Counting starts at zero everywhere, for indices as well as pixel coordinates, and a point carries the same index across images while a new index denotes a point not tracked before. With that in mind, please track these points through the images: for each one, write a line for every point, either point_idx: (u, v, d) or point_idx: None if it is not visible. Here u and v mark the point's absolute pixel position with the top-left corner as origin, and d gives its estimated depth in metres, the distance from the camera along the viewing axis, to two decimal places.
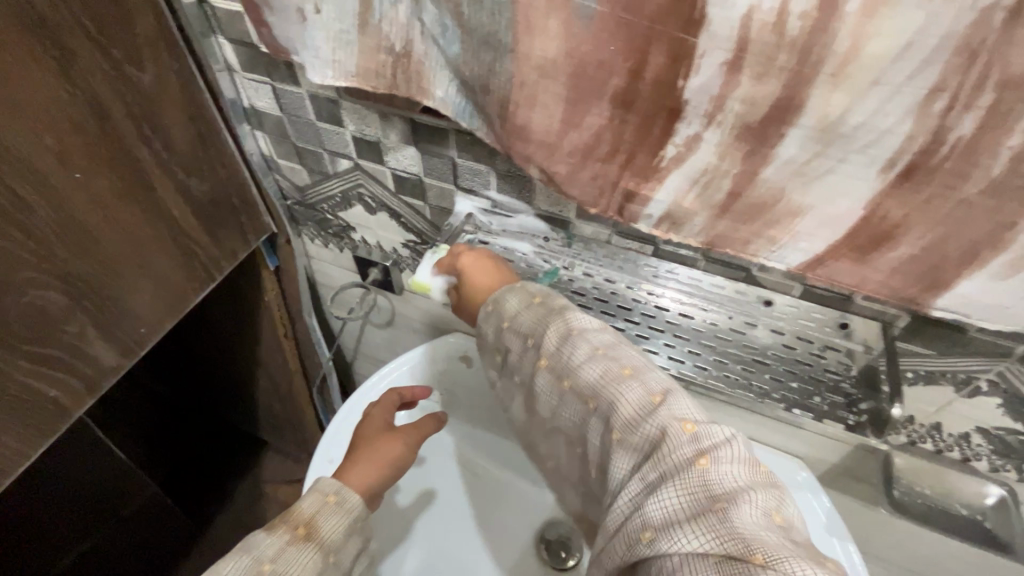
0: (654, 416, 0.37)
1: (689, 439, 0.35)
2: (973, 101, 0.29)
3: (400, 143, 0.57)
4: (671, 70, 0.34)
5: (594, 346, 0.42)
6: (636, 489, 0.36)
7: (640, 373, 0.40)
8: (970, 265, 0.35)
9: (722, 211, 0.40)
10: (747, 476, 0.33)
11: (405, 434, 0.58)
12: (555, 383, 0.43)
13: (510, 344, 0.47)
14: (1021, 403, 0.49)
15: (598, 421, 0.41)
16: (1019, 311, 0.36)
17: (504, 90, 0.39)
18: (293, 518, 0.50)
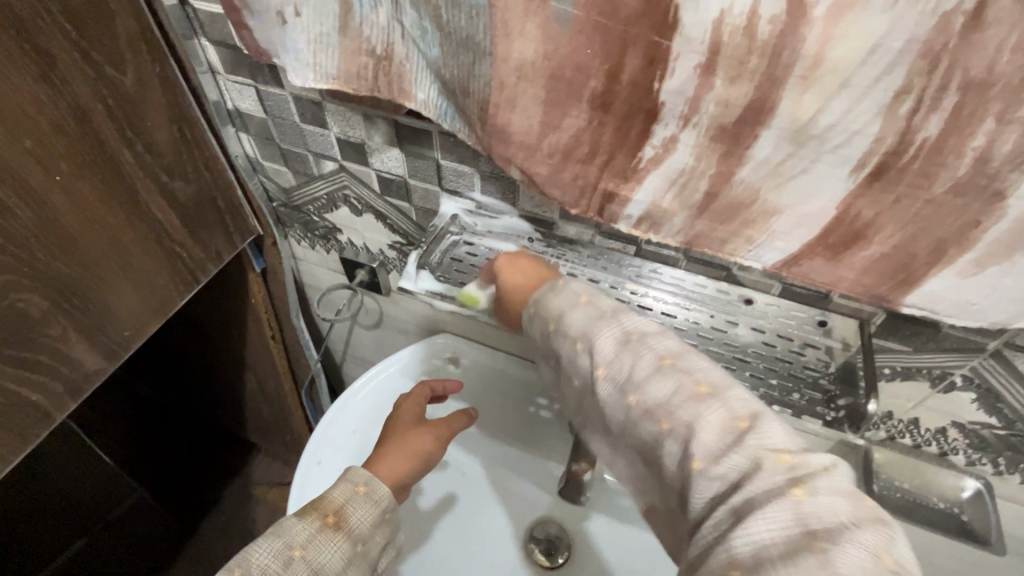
0: (739, 442, 0.32)
1: (783, 470, 0.31)
2: (938, 103, 0.30)
3: (384, 145, 0.57)
4: (647, 72, 0.35)
5: (658, 356, 0.37)
6: (717, 522, 0.31)
7: (718, 391, 0.35)
8: (938, 264, 0.36)
9: (700, 211, 0.41)
10: (848, 511, 0.29)
11: (435, 427, 0.58)
12: (617, 396, 0.37)
13: (558, 349, 0.41)
14: (995, 398, 0.50)
15: (668, 442, 0.35)
16: (987, 308, 0.37)
17: (484, 92, 0.39)
18: (322, 505, 0.47)
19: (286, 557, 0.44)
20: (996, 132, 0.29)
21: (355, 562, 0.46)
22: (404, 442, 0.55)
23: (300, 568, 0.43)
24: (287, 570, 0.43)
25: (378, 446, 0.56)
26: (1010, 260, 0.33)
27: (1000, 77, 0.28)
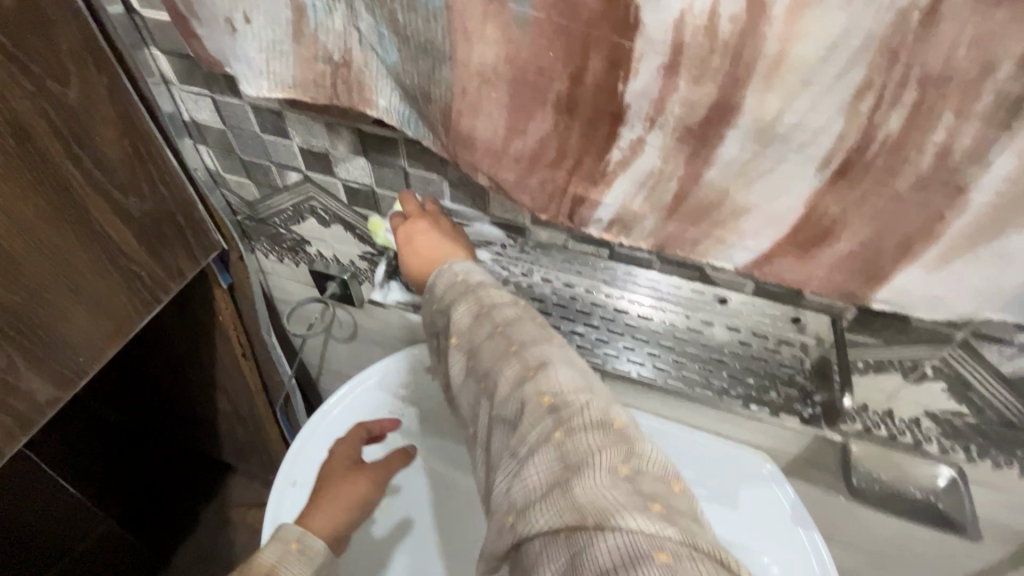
0: (525, 390, 0.38)
1: (547, 410, 0.36)
2: (898, 99, 0.30)
3: (349, 154, 0.56)
4: (611, 74, 0.34)
5: (491, 322, 0.43)
6: (508, 465, 0.37)
7: (523, 347, 0.41)
8: (904, 258, 0.36)
9: (670, 213, 0.40)
10: (602, 440, 0.34)
11: (371, 472, 0.65)
12: (461, 364, 0.44)
13: (437, 324, 0.46)
14: (964, 386, 0.50)
15: (486, 399, 0.41)
16: (955, 302, 0.37)
17: (446, 98, 0.38)
18: (254, 569, 0.54)
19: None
20: (956, 127, 0.29)
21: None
22: (336, 492, 0.62)
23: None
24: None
25: (315, 494, 0.62)
26: (973, 252, 0.34)
27: (957, 72, 0.28)
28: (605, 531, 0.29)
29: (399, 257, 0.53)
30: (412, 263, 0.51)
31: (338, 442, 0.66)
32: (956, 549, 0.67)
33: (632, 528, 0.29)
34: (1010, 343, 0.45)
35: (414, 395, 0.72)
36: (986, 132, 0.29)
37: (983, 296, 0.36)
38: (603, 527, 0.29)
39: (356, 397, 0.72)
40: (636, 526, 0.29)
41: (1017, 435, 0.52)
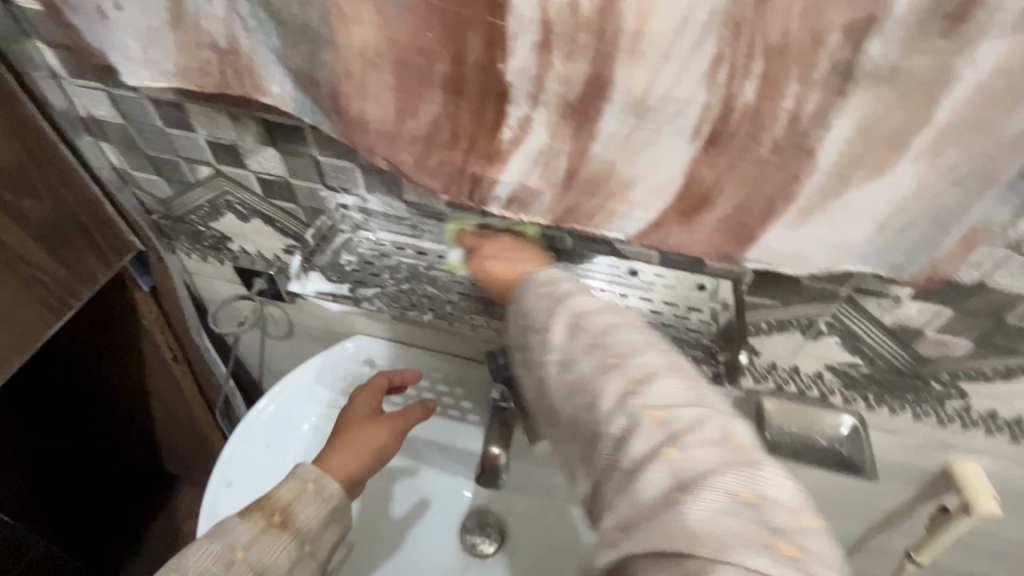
0: (629, 406, 0.37)
1: (659, 426, 0.35)
2: (748, 69, 0.32)
3: (258, 145, 0.55)
4: (489, 53, 0.35)
5: (589, 334, 0.41)
6: (613, 481, 0.36)
7: (626, 358, 0.39)
8: (769, 218, 0.38)
9: (565, 188, 0.42)
10: (717, 460, 0.33)
11: (392, 422, 0.59)
12: (563, 381, 0.41)
13: (531, 343, 0.44)
14: (855, 339, 0.55)
15: (585, 412, 0.40)
16: (812, 256, 0.40)
17: (333, 81, 0.38)
18: (267, 505, 0.50)
19: (226, 561, 0.46)
20: (801, 94, 0.32)
21: (302, 561, 0.49)
22: (357, 438, 0.57)
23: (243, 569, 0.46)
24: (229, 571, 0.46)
25: (334, 437, 0.58)
26: (824, 210, 0.37)
27: (793, 43, 0.30)
28: (720, 565, 0.29)
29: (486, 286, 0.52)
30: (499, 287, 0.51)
31: (360, 388, 0.60)
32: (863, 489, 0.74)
33: (751, 561, 0.29)
34: (885, 295, 0.49)
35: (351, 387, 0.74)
36: (826, 97, 0.32)
37: (838, 250, 0.39)
38: (717, 559, 0.29)
39: (294, 389, 0.74)
40: (752, 563, 0.29)
41: (899, 378, 0.58)
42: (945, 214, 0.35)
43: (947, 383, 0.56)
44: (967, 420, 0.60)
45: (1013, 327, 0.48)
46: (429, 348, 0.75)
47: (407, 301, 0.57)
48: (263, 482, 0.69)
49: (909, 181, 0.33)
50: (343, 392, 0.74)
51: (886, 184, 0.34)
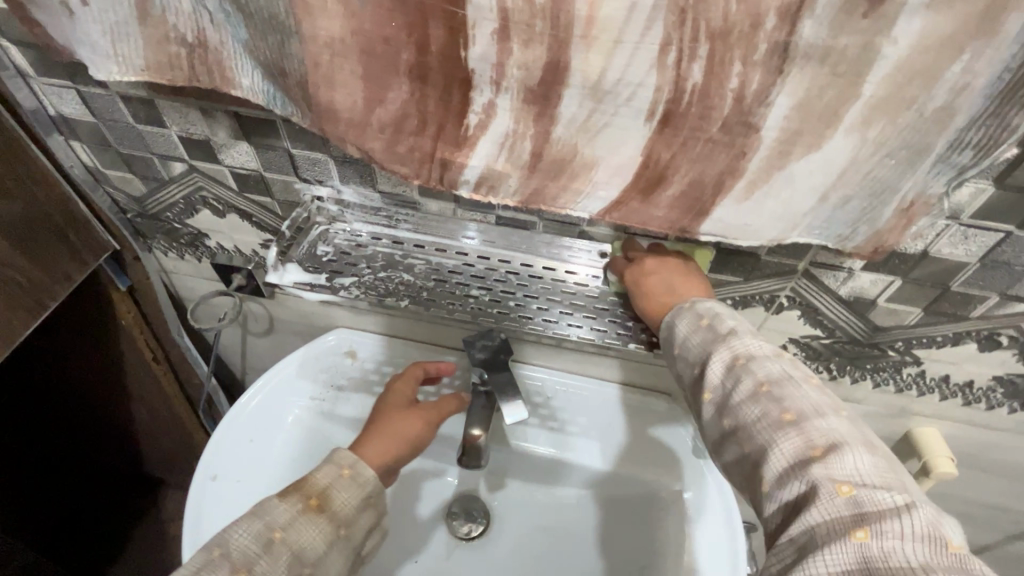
0: (807, 469, 0.37)
1: (846, 502, 0.34)
2: (694, 51, 0.34)
3: (231, 140, 0.55)
4: (451, 41, 0.37)
5: (757, 380, 0.42)
6: (783, 545, 0.36)
7: (803, 419, 0.39)
8: (720, 193, 0.41)
9: (531, 170, 0.44)
10: (921, 557, 0.31)
11: (425, 412, 0.62)
12: (718, 422, 0.43)
13: (681, 371, 0.47)
14: (815, 312, 0.57)
15: (749, 465, 0.40)
16: (759, 228, 0.42)
17: (301, 72, 0.39)
18: (305, 487, 0.52)
19: (267, 538, 0.48)
20: (744, 75, 0.34)
21: (337, 544, 0.51)
22: (392, 425, 0.59)
23: (281, 549, 0.48)
24: (269, 549, 0.47)
25: (371, 424, 0.60)
26: (770, 183, 0.39)
27: (733, 26, 0.32)
28: None
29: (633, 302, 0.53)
30: (647, 305, 0.51)
31: (395, 378, 0.63)
32: None
33: None
34: (840, 268, 0.52)
35: (333, 379, 0.76)
36: (767, 76, 0.34)
37: (786, 222, 0.41)
38: None
39: (278, 382, 0.75)
40: None
41: (858, 347, 0.60)
42: (880, 184, 0.37)
43: (902, 351, 0.59)
44: (923, 386, 0.63)
45: (957, 294, 0.52)
46: (408, 335, 0.78)
47: (385, 288, 0.58)
48: (249, 476, 0.69)
49: (845, 153, 0.36)
50: (324, 384, 0.76)
51: (825, 156, 0.36)
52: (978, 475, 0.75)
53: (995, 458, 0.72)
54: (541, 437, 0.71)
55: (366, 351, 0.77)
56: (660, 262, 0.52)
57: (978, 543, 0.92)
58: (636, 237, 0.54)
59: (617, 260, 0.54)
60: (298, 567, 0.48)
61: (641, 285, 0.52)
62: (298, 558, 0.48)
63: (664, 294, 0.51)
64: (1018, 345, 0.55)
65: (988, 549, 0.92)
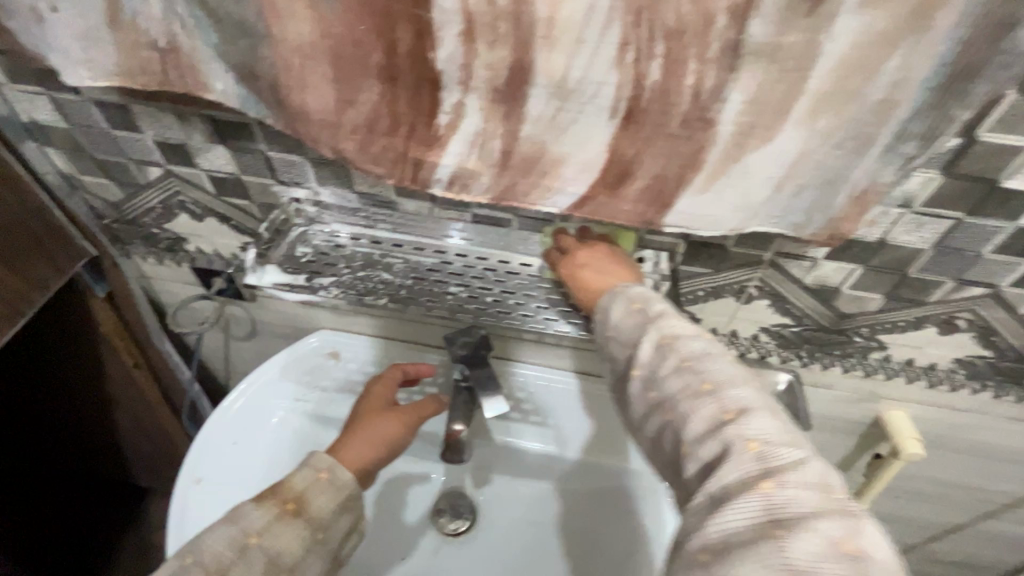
0: (721, 433, 0.38)
1: (755, 459, 0.36)
2: (652, 50, 0.35)
3: (207, 144, 0.56)
4: (419, 43, 0.38)
5: (679, 356, 0.42)
6: (699, 506, 0.37)
7: (719, 387, 0.40)
8: (683, 186, 0.42)
9: (502, 168, 0.45)
10: (816, 504, 0.34)
11: (403, 414, 0.62)
12: (643, 396, 0.44)
13: (615, 354, 0.47)
14: (784, 301, 0.59)
15: (671, 431, 0.41)
16: (722, 219, 0.44)
17: (272, 74, 0.40)
18: (281, 492, 0.52)
19: (242, 544, 0.49)
20: (700, 72, 0.36)
21: (315, 548, 0.51)
22: (368, 429, 0.60)
23: (256, 554, 0.49)
24: (243, 555, 0.48)
25: (348, 428, 0.61)
26: (728, 175, 0.40)
27: (687, 26, 0.34)
28: None
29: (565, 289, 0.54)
30: (577, 291, 0.52)
31: (374, 379, 0.64)
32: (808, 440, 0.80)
33: None
34: (804, 257, 0.54)
35: (316, 379, 0.77)
36: (721, 73, 0.35)
37: (745, 212, 0.43)
38: None
39: (261, 384, 0.76)
40: None
41: (826, 334, 0.62)
42: (832, 174, 0.39)
43: (867, 336, 0.62)
44: (890, 370, 0.65)
45: (915, 280, 0.54)
46: (391, 335, 0.79)
47: (363, 287, 0.59)
48: (234, 479, 0.70)
49: (797, 144, 0.37)
50: (307, 385, 0.76)
51: (778, 148, 0.38)
52: (947, 455, 0.78)
53: (962, 438, 0.74)
54: (526, 430, 0.73)
55: (349, 352, 0.78)
56: (592, 253, 0.53)
57: (953, 523, 0.95)
58: (565, 225, 0.56)
59: (551, 252, 0.56)
60: (274, 572, 0.49)
61: (573, 271, 0.53)
62: (273, 563, 0.49)
63: (594, 279, 0.51)
64: (975, 328, 0.58)
65: (963, 528, 0.95)
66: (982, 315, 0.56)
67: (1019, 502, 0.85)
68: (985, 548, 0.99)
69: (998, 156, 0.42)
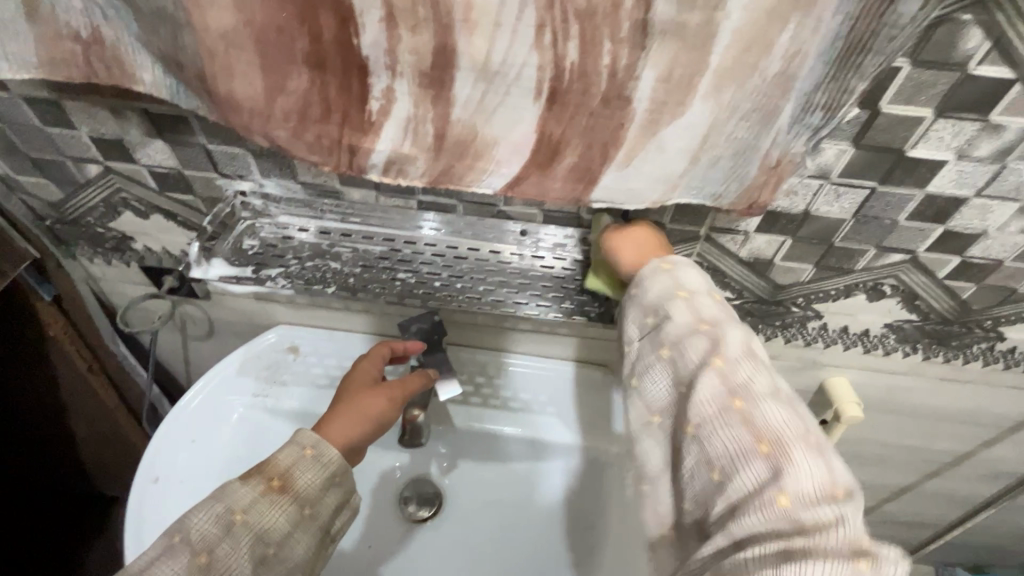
0: (829, 502, 0.37)
1: (855, 544, 0.35)
2: (567, 31, 0.37)
3: (145, 138, 0.55)
4: (343, 29, 0.38)
5: (779, 391, 0.42)
6: (768, 551, 0.35)
7: (822, 450, 0.40)
8: (606, 162, 0.44)
9: (436, 152, 0.46)
10: None
11: (390, 391, 0.62)
12: (724, 398, 0.41)
13: (676, 315, 0.46)
14: (722, 275, 0.62)
15: (760, 462, 0.39)
16: (643, 193, 0.46)
17: (197, 63, 0.40)
18: (267, 469, 0.52)
19: (227, 522, 0.48)
20: (614, 52, 0.37)
21: (303, 524, 0.52)
22: (355, 403, 0.60)
23: (243, 530, 0.48)
24: (230, 531, 0.48)
25: (336, 403, 0.61)
26: (645, 151, 0.42)
27: (597, 7, 0.35)
28: None
29: (632, 243, 0.52)
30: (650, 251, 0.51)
31: (364, 356, 0.63)
32: None
33: None
34: (736, 231, 0.56)
35: (275, 374, 0.77)
36: (634, 52, 0.37)
37: (665, 184, 0.45)
38: None
39: (220, 380, 0.75)
40: None
41: (764, 305, 0.65)
42: (742, 145, 0.41)
43: (803, 306, 0.65)
44: (828, 337, 0.69)
45: (840, 248, 0.57)
46: (349, 326, 0.80)
47: (312, 276, 0.60)
48: (195, 479, 0.69)
49: (704, 118, 0.40)
50: (266, 381, 0.76)
51: (690, 123, 0.40)
52: (888, 418, 0.83)
53: (900, 400, 0.79)
54: (488, 415, 0.75)
55: (308, 346, 0.78)
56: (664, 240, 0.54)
57: (902, 484, 1.00)
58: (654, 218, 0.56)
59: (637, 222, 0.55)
60: (261, 548, 0.49)
61: (656, 242, 0.52)
62: (261, 539, 0.49)
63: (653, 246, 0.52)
64: (899, 293, 0.61)
65: (911, 488, 1.00)
66: (905, 280, 0.60)
67: (958, 460, 0.90)
68: (932, 507, 1.04)
69: (900, 127, 0.45)
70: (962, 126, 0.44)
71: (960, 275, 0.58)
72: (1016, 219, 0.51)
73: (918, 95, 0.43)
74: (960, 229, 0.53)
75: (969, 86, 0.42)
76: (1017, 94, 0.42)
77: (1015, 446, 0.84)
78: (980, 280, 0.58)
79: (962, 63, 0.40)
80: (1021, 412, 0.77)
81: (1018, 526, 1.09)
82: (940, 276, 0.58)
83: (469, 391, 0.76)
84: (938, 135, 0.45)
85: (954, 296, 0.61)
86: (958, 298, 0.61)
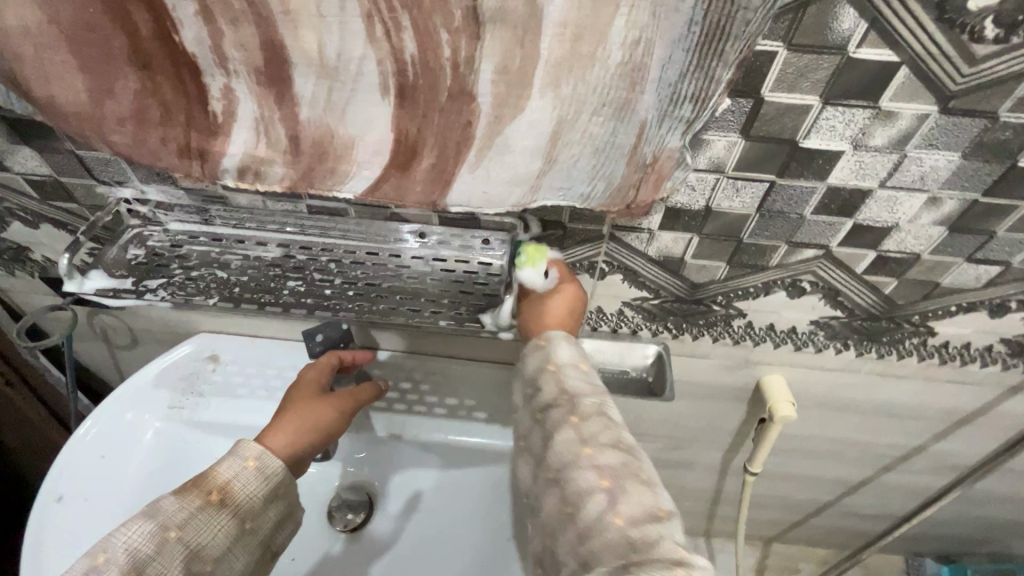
0: (657, 523, 0.40)
1: (679, 559, 0.38)
2: (398, 22, 0.34)
3: (12, 145, 0.52)
4: (159, 25, 0.35)
5: (621, 437, 0.45)
6: None
7: (656, 483, 0.43)
8: (461, 163, 0.42)
9: (295, 154, 0.43)
10: None
11: (337, 399, 0.61)
12: (575, 445, 0.44)
13: (542, 384, 0.49)
14: (635, 274, 0.59)
15: (602, 495, 0.41)
16: (499, 195, 0.44)
17: (10, 64, 0.37)
18: (205, 483, 0.49)
19: (160, 538, 0.45)
20: (454, 42, 0.34)
21: (243, 539, 0.49)
22: (303, 415, 0.58)
23: (177, 548, 0.45)
24: (163, 550, 0.44)
25: (279, 414, 0.58)
26: (492, 152, 0.40)
27: None
28: None
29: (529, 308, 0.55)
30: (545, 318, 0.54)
31: (307, 367, 0.62)
32: (698, 405, 0.82)
33: None
34: (640, 229, 0.53)
35: (193, 385, 0.74)
36: (472, 42, 0.34)
37: (524, 185, 0.43)
38: None
39: (134, 394, 0.73)
40: None
41: (684, 304, 0.63)
42: (600, 143, 0.39)
43: (724, 305, 0.62)
44: (755, 336, 0.66)
45: (750, 246, 0.54)
46: (270, 334, 0.77)
47: (194, 288, 0.57)
48: (100, 495, 0.67)
49: (549, 113, 0.37)
50: (183, 392, 0.74)
51: (532, 121, 0.38)
52: (832, 414, 0.80)
53: (841, 397, 0.76)
54: (411, 424, 0.75)
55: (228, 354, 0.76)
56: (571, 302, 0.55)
57: (859, 478, 0.98)
58: (528, 220, 0.53)
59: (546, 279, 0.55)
60: (197, 564, 0.46)
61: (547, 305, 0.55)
62: (197, 556, 0.46)
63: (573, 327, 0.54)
64: (821, 290, 0.58)
65: (868, 482, 0.98)
66: (824, 277, 0.57)
67: (911, 454, 0.88)
68: (890, 499, 1.02)
69: (788, 116, 0.42)
70: (852, 113, 0.41)
71: (878, 271, 0.55)
72: (926, 211, 0.48)
73: (801, 82, 0.40)
74: (871, 223, 0.50)
75: (851, 71, 0.39)
76: (904, 78, 0.39)
77: (965, 440, 0.81)
78: (899, 275, 0.55)
79: (841, 46, 0.37)
80: (967, 406, 0.75)
81: (981, 518, 1.07)
82: (858, 272, 0.56)
83: (394, 397, 0.74)
84: (829, 123, 0.42)
85: (877, 291, 0.58)
86: (881, 294, 0.58)
